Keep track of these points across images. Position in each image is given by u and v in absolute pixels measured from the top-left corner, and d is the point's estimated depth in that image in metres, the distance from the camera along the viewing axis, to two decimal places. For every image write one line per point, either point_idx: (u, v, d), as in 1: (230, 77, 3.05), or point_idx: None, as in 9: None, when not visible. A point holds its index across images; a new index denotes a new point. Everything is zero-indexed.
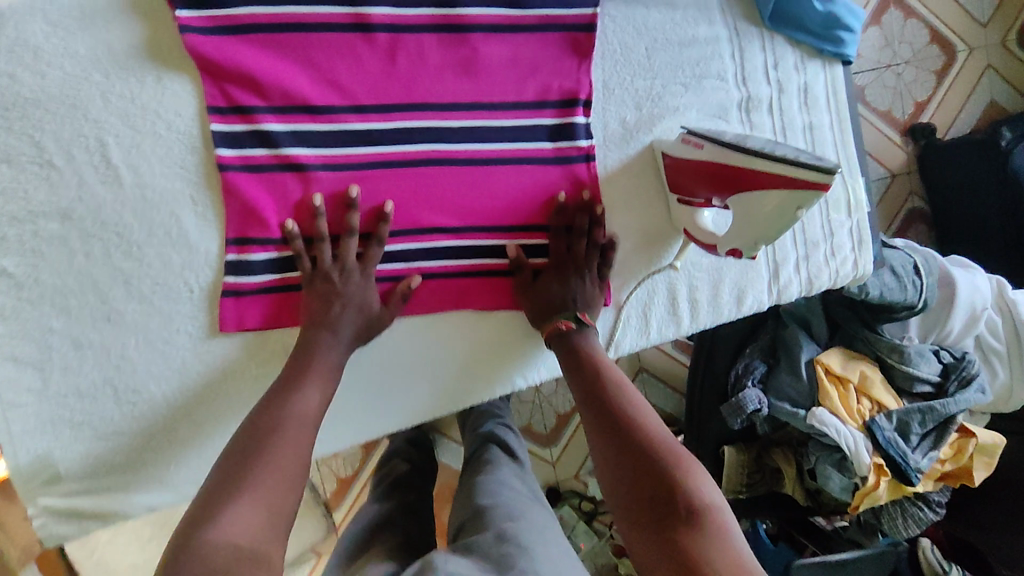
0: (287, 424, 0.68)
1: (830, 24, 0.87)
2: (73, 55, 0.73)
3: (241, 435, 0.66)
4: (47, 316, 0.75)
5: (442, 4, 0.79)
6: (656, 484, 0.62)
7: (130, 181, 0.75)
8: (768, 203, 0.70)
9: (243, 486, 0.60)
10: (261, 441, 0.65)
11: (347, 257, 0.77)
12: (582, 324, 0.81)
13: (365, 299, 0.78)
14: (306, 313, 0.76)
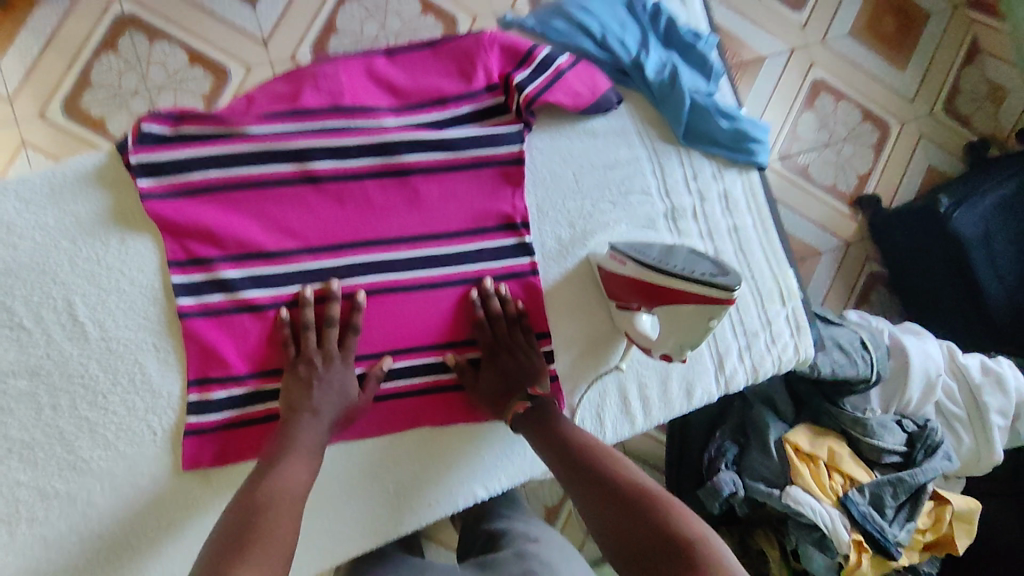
0: (277, 499, 0.70)
1: (738, 138, 0.95)
2: (42, 226, 0.79)
3: (234, 512, 0.68)
4: (15, 470, 0.78)
5: (381, 153, 0.86)
6: (656, 539, 0.63)
7: (96, 335, 0.80)
8: (684, 314, 0.75)
9: (240, 553, 0.63)
10: (258, 514, 0.68)
11: (329, 345, 0.82)
12: (534, 399, 0.84)
13: (345, 384, 0.82)
14: (285, 399, 0.81)
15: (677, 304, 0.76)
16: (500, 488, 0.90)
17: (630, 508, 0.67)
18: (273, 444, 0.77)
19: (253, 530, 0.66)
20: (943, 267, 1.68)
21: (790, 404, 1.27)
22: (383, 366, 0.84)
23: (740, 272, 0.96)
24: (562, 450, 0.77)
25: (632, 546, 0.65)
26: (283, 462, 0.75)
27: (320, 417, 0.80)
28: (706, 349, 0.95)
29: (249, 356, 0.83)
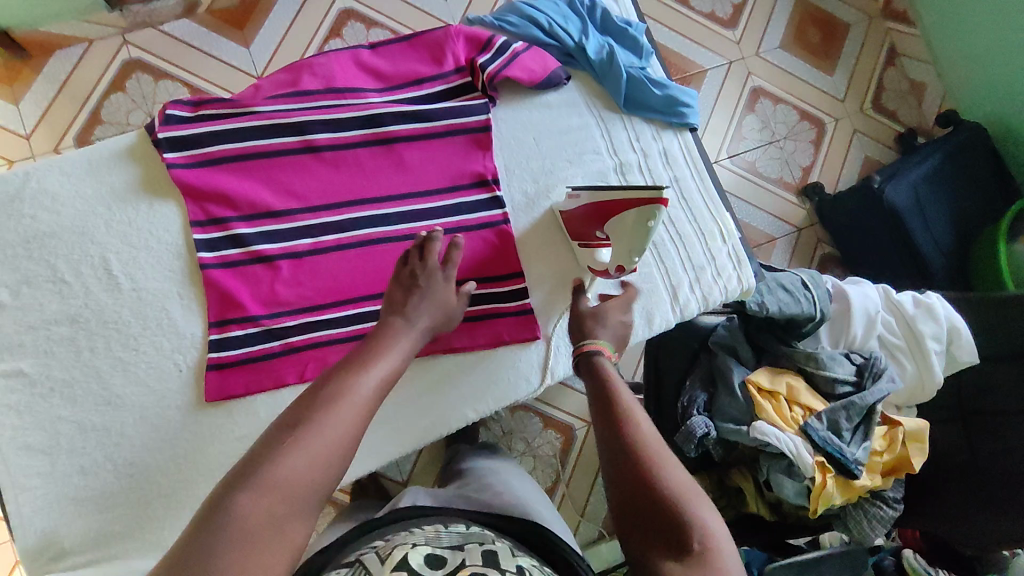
0: (344, 399, 0.70)
1: (671, 102, 1.12)
2: (82, 195, 0.93)
3: (301, 401, 0.69)
4: (56, 406, 0.89)
5: (369, 125, 1.02)
6: (664, 524, 0.65)
7: (128, 286, 0.93)
8: (628, 224, 0.90)
9: (292, 444, 0.63)
10: (323, 408, 0.67)
11: (432, 261, 0.91)
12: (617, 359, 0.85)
13: (440, 295, 0.90)
14: (389, 297, 0.87)
15: (624, 218, 0.90)
16: (489, 411, 1.02)
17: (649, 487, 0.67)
18: (371, 334, 0.82)
19: (314, 421, 0.66)
20: (886, 239, 1.84)
21: (750, 350, 1.38)
22: (468, 288, 0.97)
23: (683, 215, 1.12)
24: (602, 415, 0.75)
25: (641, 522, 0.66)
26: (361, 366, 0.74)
27: (412, 323, 0.85)
28: (660, 282, 1.09)
29: (262, 300, 0.95)
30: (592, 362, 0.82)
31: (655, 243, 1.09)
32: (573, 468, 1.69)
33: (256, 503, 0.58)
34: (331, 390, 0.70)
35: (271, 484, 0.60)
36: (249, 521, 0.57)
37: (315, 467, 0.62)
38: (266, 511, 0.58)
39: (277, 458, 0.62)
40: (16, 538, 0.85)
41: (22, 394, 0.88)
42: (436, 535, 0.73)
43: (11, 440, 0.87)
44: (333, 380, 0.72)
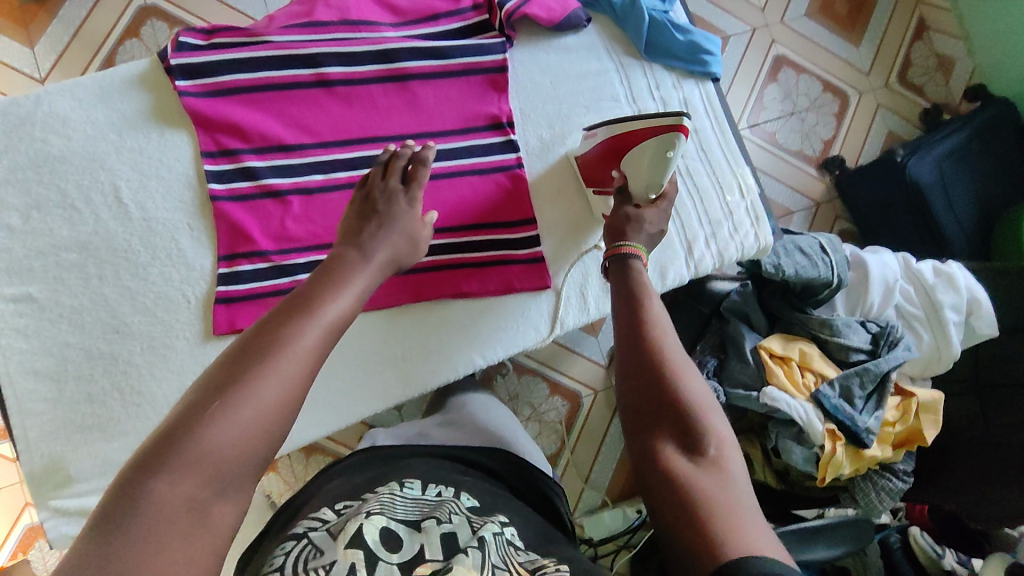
0: (286, 353, 0.59)
1: (693, 49, 1.08)
2: (93, 121, 0.92)
3: (233, 356, 0.58)
4: (64, 333, 0.88)
5: (384, 61, 0.99)
6: (680, 429, 0.66)
7: (138, 215, 0.92)
8: (646, 156, 0.87)
9: (220, 414, 0.53)
10: (258, 363, 0.57)
11: (393, 183, 0.86)
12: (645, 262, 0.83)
13: (409, 221, 0.84)
14: (343, 227, 0.81)
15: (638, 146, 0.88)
16: (497, 358, 1.00)
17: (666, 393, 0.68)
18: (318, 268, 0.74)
19: (245, 385, 0.55)
20: (905, 215, 1.81)
21: (763, 317, 1.36)
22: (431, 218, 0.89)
23: (702, 168, 1.09)
24: (625, 317, 0.76)
25: (657, 426, 0.67)
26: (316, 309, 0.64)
27: (366, 252, 0.77)
28: (676, 237, 1.06)
29: (272, 234, 0.94)
30: (620, 265, 0.82)
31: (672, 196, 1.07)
32: (578, 436, 1.68)
33: (178, 485, 0.49)
34: (277, 331, 0.60)
35: (195, 460, 0.51)
36: (171, 502, 0.48)
37: (248, 437, 0.53)
38: (188, 496, 0.49)
39: (204, 426, 0.52)
40: (23, 461, 0.86)
41: (31, 318, 0.88)
42: (393, 501, 0.70)
43: (19, 364, 0.87)
44: (282, 317, 0.62)
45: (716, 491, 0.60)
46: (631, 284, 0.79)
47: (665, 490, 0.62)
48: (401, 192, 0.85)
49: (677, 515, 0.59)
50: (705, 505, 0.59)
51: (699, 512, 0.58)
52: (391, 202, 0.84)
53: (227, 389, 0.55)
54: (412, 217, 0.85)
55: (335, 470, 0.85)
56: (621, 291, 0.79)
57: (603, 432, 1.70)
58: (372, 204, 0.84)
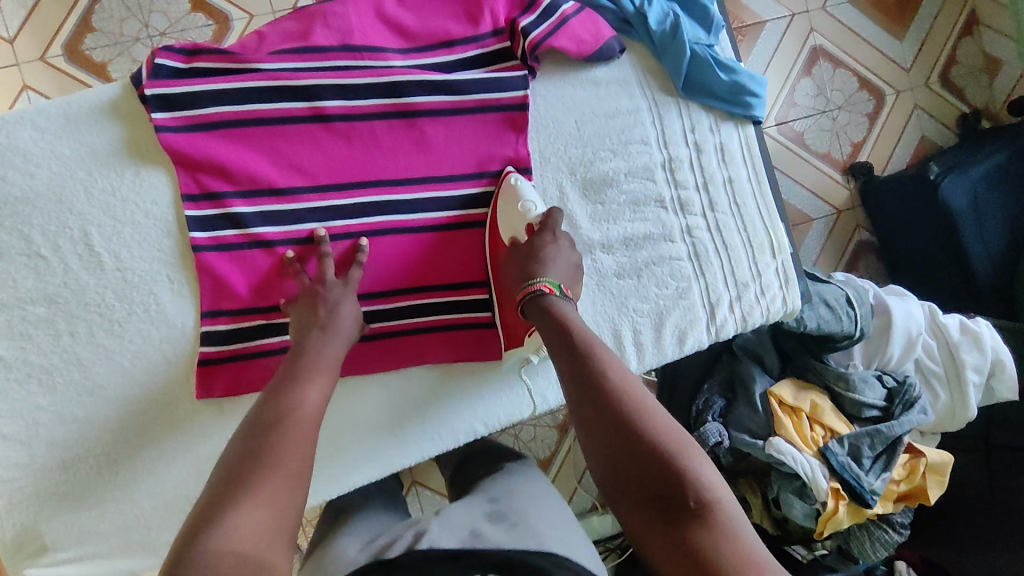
0: (287, 420, 0.66)
1: (737, 90, 0.96)
2: (59, 156, 0.82)
3: (240, 438, 0.65)
4: (34, 394, 0.81)
5: (388, 94, 0.88)
6: (659, 477, 0.58)
7: (111, 265, 0.83)
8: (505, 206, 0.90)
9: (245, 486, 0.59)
10: (266, 437, 0.64)
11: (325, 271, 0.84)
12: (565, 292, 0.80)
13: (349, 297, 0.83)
14: (297, 320, 0.81)
15: (501, 220, 0.90)
16: (500, 425, 0.94)
17: (628, 441, 0.61)
18: (286, 366, 0.75)
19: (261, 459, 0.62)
20: (932, 237, 1.71)
21: (776, 359, 1.32)
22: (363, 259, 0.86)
23: (733, 224, 1.00)
24: (571, 358, 0.70)
25: (632, 482, 0.59)
26: (296, 386, 0.71)
27: (329, 330, 0.79)
28: (698, 299, 0.98)
29: (259, 288, 0.86)
30: (541, 302, 0.78)
31: (697, 255, 0.98)
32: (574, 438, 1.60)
33: (226, 547, 0.53)
34: (277, 411, 0.67)
35: (237, 523, 0.55)
36: (221, 564, 0.52)
37: (275, 506, 0.58)
38: (236, 552, 0.53)
39: (243, 499, 0.57)
40: None
41: None
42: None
43: None
44: (272, 403, 0.69)
45: (728, 542, 0.54)
46: (563, 319, 0.75)
47: (669, 548, 0.55)
48: (336, 281, 0.84)
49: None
50: (720, 567, 0.53)
51: (717, 572, 0.52)
52: (329, 287, 0.83)
53: (248, 461, 0.61)
54: (350, 306, 0.83)
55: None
56: (559, 327, 0.74)
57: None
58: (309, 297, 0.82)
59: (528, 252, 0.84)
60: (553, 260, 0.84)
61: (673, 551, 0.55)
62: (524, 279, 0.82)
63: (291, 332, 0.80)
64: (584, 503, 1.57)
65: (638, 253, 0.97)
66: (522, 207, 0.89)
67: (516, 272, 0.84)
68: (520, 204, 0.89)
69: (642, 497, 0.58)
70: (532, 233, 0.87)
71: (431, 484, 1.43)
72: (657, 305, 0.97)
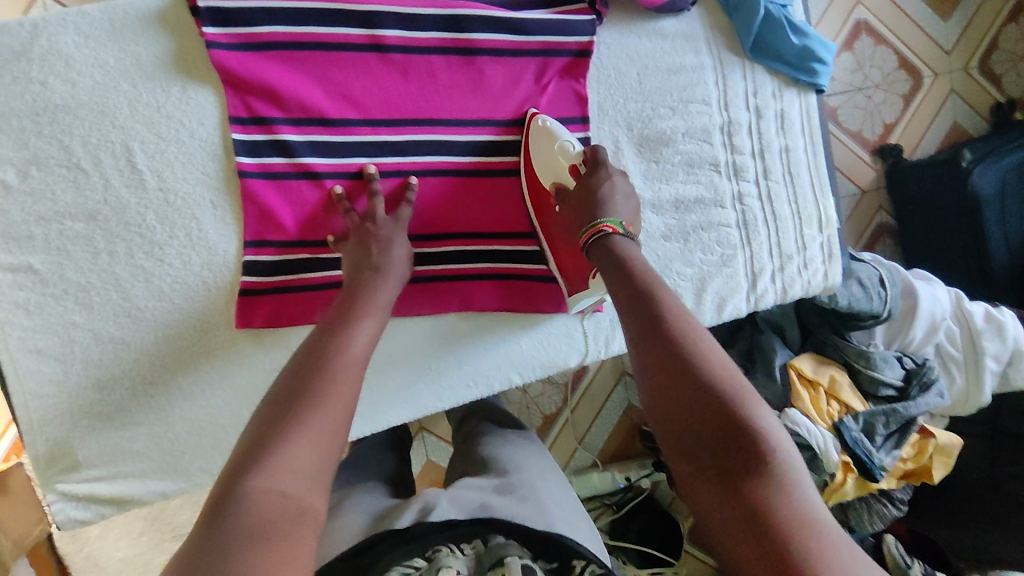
0: (334, 361, 0.64)
1: (804, 56, 0.94)
2: (103, 65, 0.78)
3: (290, 374, 0.63)
4: (70, 311, 0.79)
5: (450, 28, 0.84)
6: (719, 428, 0.55)
7: (153, 185, 0.80)
8: (540, 147, 0.87)
9: (291, 424, 0.56)
10: (313, 376, 0.62)
11: (374, 210, 0.82)
12: (626, 232, 0.77)
13: (397, 237, 0.81)
14: (347, 258, 0.79)
15: (540, 164, 0.87)
16: (533, 377, 0.94)
17: (690, 386, 0.58)
18: (338, 304, 0.73)
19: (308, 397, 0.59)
20: (954, 224, 1.69)
21: (797, 332, 1.32)
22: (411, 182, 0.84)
23: (784, 195, 0.98)
24: (634, 307, 0.67)
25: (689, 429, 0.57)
26: (345, 325, 0.69)
27: (380, 274, 0.77)
28: (741, 268, 0.97)
29: (308, 221, 0.84)
30: (603, 245, 0.76)
31: (746, 223, 0.97)
32: (580, 398, 1.60)
33: (271, 484, 0.51)
34: (325, 356, 0.65)
35: (284, 461, 0.53)
36: (266, 502, 0.50)
37: (321, 449, 0.56)
38: (282, 490, 0.51)
39: (289, 437, 0.55)
40: (24, 446, 0.79)
41: (30, 292, 0.78)
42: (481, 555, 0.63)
43: (21, 340, 0.78)
44: (318, 348, 0.66)
45: (778, 491, 0.51)
46: (623, 262, 0.73)
47: (712, 488, 0.53)
48: (388, 223, 0.82)
49: (735, 524, 0.50)
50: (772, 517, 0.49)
51: (761, 517, 0.49)
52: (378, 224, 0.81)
53: (295, 399, 0.59)
54: (401, 247, 0.81)
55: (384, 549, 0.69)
56: (614, 267, 0.72)
57: (606, 394, 1.61)
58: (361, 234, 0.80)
59: (584, 194, 0.82)
60: (609, 196, 0.81)
61: (716, 491, 0.53)
62: (587, 220, 0.79)
63: (347, 271, 0.79)
64: (584, 462, 1.59)
65: (687, 217, 0.95)
66: (561, 149, 0.86)
67: (578, 214, 0.82)
68: (558, 144, 0.86)
69: (688, 436, 0.56)
70: (577, 175, 0.85)
71: (438, 431, 1.43)
72: (701, 271, 0.95)
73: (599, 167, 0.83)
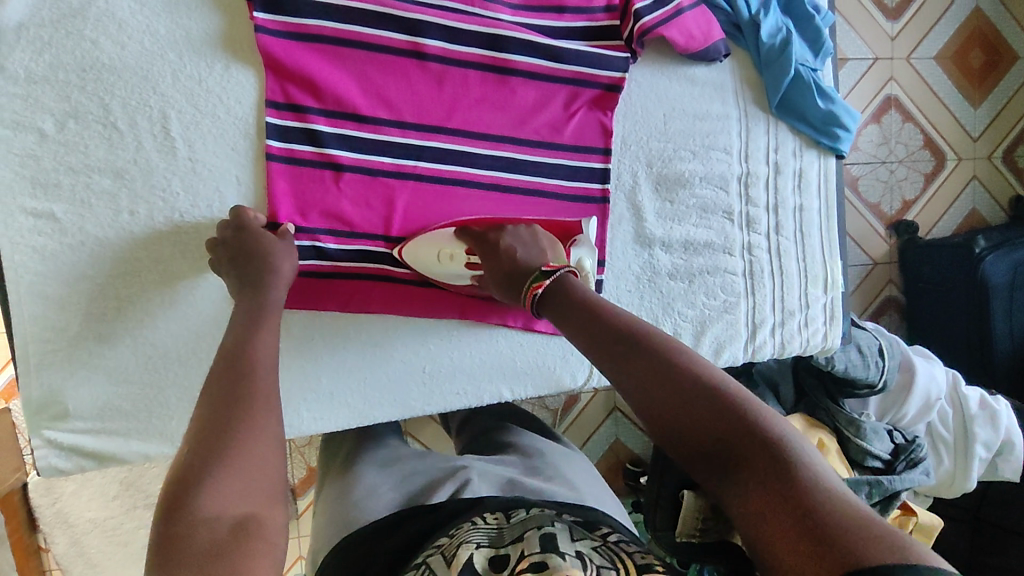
0: (252, 393, 0.64)
1: (828, 120, 0.96)
2: (152, 32, 0.80)
3: (210, 404, 0.62)
4: (83, 264, 0.81)
5: (490, 46, 0.87)
6: (717, 422, 0.57)
7: (183, 154, 0.82)
8: (422, 254, 0.87)
9: (218, 465, 0.57)
10: (230, 412, 0.61)
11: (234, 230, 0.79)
12: (552, 272, 0.79)
13: (261, 238, 0.78)
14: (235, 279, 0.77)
15: (439, 277, 0.88)
16: (525, 395, 0.96)
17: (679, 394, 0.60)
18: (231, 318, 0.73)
19: (230, 434, 0.60)
20: (960, 306, 1.70)
21: (791, 391, 1.32)
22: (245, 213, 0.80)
23: (794, 251, 1.00)
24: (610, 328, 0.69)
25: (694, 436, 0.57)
26: (252, 346, 0.69)
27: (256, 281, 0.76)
28: (743, 317, 0.98)
29: (328, 211, 0.85)
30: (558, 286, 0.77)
31: (752, 273, 0.99)
32: (568, 426, 1.60)
33: (202, 514, 0.54)
34: (235, 381, 0.65)
35: (210, 498, 0.55)
36: (204, 533, 0.53)
37: (252, 477, 0.59)
38: (208, 522, 0.54)
39: (219, 474, 0.57)
40: (18, 389, 0.81)
41: (49, 239, 0.80)
42: (497, 533, 0.67)
43: (30, 286, 0.80)
44: (229, 364, 0.66)
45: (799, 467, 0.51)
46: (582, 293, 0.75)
47: (737, 484, 0.53)
48: (265, 235, 0.79)
49: (778, 518, 0.49)
50: (797, 495, 0.49)
51: (803, 499, 0.49)
52: (243, 237, 0.78)
53: (210, 432, 0.59)
54: (279, 245, 0.79)
55: (415, 524, 0.74)
56: (589, 300, 0.73)
57: (594, 426, 1.61)
58: (241, 245, 0.78)
59: (500, 273, 0.84)
60: (514, 255, 0.83)
61: (750, 489, 0.52)
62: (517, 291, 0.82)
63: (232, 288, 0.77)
64: None
65: (695, 259, 0.97)
66: (440, 256, 0.86)
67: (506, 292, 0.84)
68: (431, 251, 0.86)
69: (705, 448, 0.56)
70: (476, 259, 0.86)
71: (421, 438, 1.43)
72: (702, 313, 0.97)
73: (484, 241, 0.85)
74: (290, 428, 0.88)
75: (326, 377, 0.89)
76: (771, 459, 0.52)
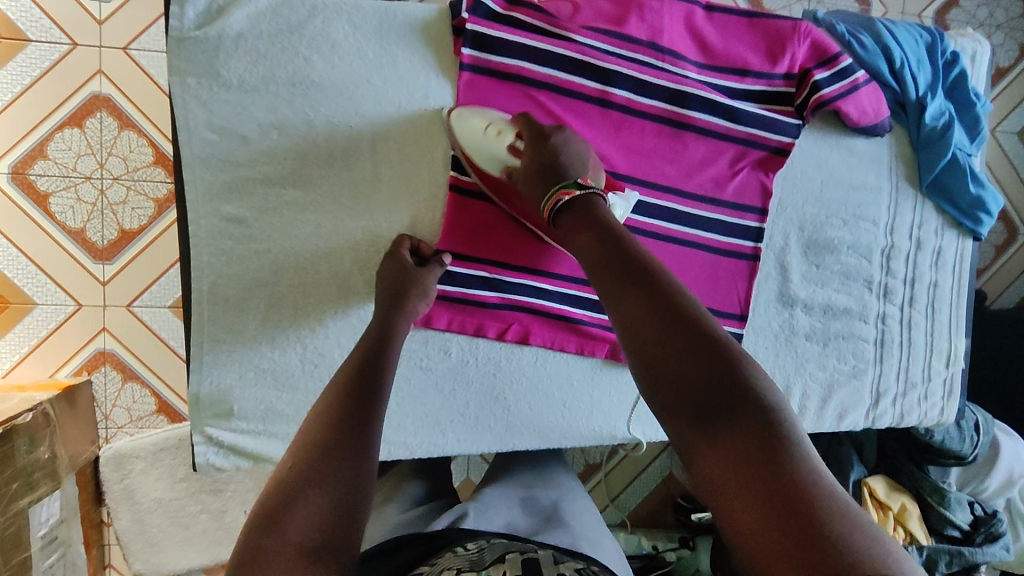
0: (352, 413, 0.63)
1: (975, 205, 0.99)
2: (362, 56, 0.82)
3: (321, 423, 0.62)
4: (264, 270, 0.83)
5: (672, 101, 0.89)
6: (709, 381, 0.53)
7: (374, 175, 0.85)
8: (474, 125, 0.81)
9: (317, 475, 0.56)
10: (328, 426, 0.61)
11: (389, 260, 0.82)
12: (585, 188, 0.71)
13: (399, 266, 0.82)
14: (381, 304, 0.80)
15: (478, 155, 0.81)
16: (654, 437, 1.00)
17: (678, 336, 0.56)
18: (370, 339, 0.76)
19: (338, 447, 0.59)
20: (985, 385, 1.50)
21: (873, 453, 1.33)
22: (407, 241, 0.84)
23: (924, 324, 1.03)
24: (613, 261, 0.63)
25: (677, 386, 0.54)
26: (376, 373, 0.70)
27: (394, 308, 0.79)
28: (870, 384, 1.01)
29: (495, 244, 0.89)
30: (568, 205, 0.71)
31: (883, 342, 1.01)
32: (618, 462, 1.51)
33: (287, 534, 0.51)
34: (355, 404, 0.65)
35: (298, 512, 0.53)
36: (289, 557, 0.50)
37: (342, 497, 0.55)
38: (298, 543, 0.51)
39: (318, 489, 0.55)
40: (189, 386, 0.83)
41: (237, 244, 0.82)
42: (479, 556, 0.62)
43: (212, 287, 0.81)
44: (356, 393, 0.66)
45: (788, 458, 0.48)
46: (596, 217, 0.69)
47: (712, 452, 0.50)
48: (414, 267, 0.81)
49: (761, 509, 0.46)
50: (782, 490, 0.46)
51: (798, 500, 0.45)
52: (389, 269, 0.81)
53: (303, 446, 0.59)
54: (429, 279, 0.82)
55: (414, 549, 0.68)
56: (598, 223, 0.67)
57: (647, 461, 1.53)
58: (394, 284, 0.80)
59: (532, 168, 0.75)
60: (560, 159, 0.74)
61: (732, 469, 0.48)
62: (543, 191, 0.74)
63: (371, 332, 0.77)
64: (612, 521, 1.51)
65: (832, 323, 0.99)
66: (490, 130, 0.80)
67: (534, 187, 0.75)
68: (483, 121, 0.81)
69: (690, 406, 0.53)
70: (518, 151, 0.79)
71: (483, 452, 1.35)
72: (831, 377, 0.99)
73: (539, 136, 0.77)
74: (433, 447, 0.92)
75: (473, 402, 0.92)
76: (761, 443, 0.49)
